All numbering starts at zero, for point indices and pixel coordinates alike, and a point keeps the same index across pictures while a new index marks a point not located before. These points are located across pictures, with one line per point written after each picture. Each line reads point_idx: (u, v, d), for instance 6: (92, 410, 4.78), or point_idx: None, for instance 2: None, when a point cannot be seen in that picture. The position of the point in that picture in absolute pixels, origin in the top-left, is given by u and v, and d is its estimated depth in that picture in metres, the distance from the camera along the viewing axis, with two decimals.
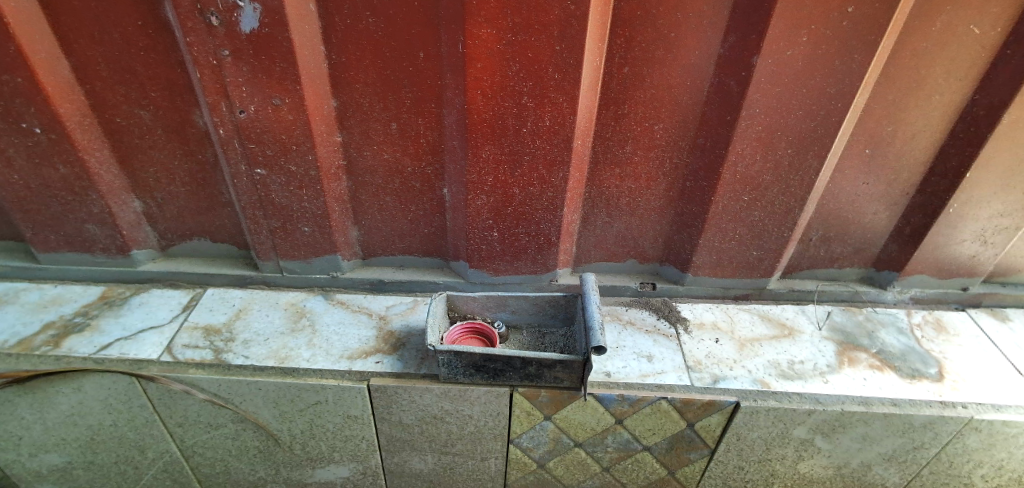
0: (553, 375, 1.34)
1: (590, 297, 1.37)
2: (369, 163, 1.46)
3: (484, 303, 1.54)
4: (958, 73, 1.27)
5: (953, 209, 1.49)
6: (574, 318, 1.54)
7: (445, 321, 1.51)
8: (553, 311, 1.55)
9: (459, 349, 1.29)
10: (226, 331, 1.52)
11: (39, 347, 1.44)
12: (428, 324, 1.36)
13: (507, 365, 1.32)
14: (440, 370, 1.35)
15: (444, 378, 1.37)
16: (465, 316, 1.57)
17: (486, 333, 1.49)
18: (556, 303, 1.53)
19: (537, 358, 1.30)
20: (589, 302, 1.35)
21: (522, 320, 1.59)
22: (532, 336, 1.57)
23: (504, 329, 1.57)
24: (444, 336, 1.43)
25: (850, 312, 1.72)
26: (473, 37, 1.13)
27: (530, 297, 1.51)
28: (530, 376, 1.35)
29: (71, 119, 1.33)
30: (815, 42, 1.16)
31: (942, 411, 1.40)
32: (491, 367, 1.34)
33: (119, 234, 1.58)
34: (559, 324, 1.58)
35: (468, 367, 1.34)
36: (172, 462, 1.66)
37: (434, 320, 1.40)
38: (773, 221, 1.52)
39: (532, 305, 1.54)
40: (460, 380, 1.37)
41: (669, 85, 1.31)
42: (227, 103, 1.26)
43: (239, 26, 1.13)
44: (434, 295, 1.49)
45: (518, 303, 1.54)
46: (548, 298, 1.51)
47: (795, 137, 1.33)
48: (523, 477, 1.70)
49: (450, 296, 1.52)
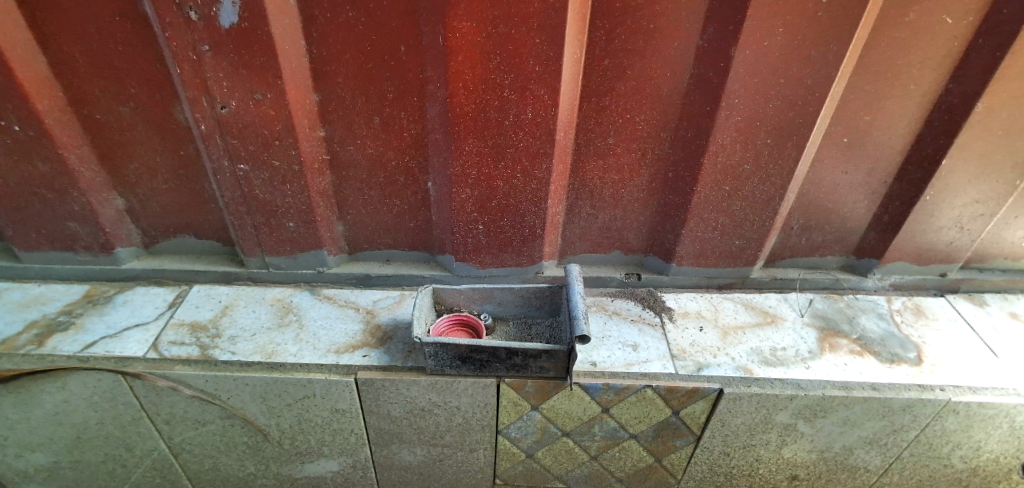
0: (539, 365, 1.35)
1: (574, 287, 1.38)
2: (353, 157, 1.46)
3: (470, 295, 1.55)
4: (931, 63, 1.29)
5: (930, 196, 1.52)
6: (560, 308, 1.56)
7: (431, 313, 1.52)
8: (538, 303, 1.56)
9: (445, 341, 1.29)
10: (213, 327, 1.52)
11: (23, 347, 1.43)
12: (415, 316, 1.37)
13: (493, 356, 1.34)
14: (427, 362, 1.36)
15: (431, 370, 1.38)
16: (452, 309, 1.58)
17: (472, 324, 1.50)
18: (542, 294, 1.54)
19: (522, 349, 1.31)
20: (574, 292, 1.36)
21: (509, 312, 1.60)
22: (518, 327, 1.59)
23: (491, 320, 1.58)
24: (431, 328, 1.44)
25: (831, 299, 1.74)
26: (454, 29, 1.13)
27: (516, 289, 1.52)
28: (516, 367, 1.36)
29: (50, 116, 1.32)
30: (792, 32, 1.18)
31: (920, 394, 1.43)
32: (477, 359, 1.35)
33: (103, 232, 1.57)
34: (545, 315, 1.59)
35: (454, 359, 1.35)
36: (161, 459, 1.66)
37: (420, 313, 1.41)
38: (755, 209, 1.54)
39: (517, 296, 1.55)
40: (447, 371, 1.38)
41: (650, 76, 1.32)
42: (209, 98, 1.26)
43: (219, 20, 1.13)
44: (421, 288, 1.49)
45: (503, 294, 1.55)
46: (534, 289, 1.52)
47: (775, 126, 1.35)
48: (512, 467, 1.72)
49: (437, 289, 1.53)
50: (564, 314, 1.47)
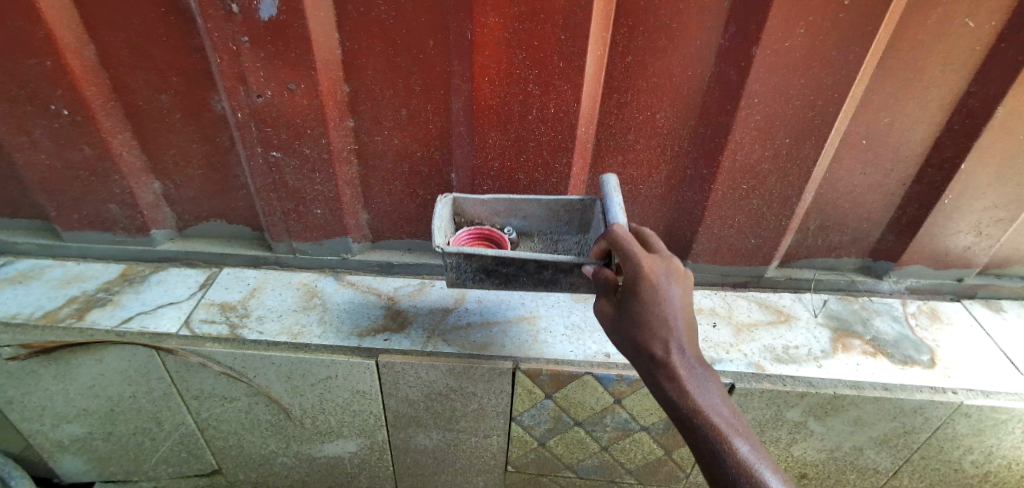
0: (569, 282, 1.28)
1: (611, 197, 1.25)
2: (379, 148, 1.50)
3: (494, 208, 1.46)
4: (953, 67, 1.30)
5: (948, 201, 1.53)
6: (590, 225, 1.47)
7: (451, 225, 1.44)
8: (567, 218, 1.47)
9: (469, 252, 1.20)
10: (241, 307, 1.58)
11: (64, 320, 1.50)
12: (435, 226, 1.26)
13: (521, 270, 1.24)
14: (448, 274, 1.28)
15: (450, 283, 1.31)
16: (472, 222, 1.49)
17: (496, 241, 1.45)
18: (571, 208, 1.45)
19: (554, 262, 1.21)
20: (611, 202, 1.22)
21: (535, 228, 1.51)
22: (544, 244, 1.50)
23: (515, 235, 1.49)
24: (451, 240, 1.36)
25: (846, 301, 1.75)
26: (481, 25, 1.18)
27: (545, 201, 1.43)
28: (545, 283, 1.28)
29: (95, 101, 1.39)
30: (813, 33, 1.20)
31: (932, 396, 1.45)
32: (502, 273, 1.26)
33: (140, 215, 1.64)
34: (573, 232, 1.50)
35: (477, 272, 1.27)
36: (189, 434, 1.73)
37: (441, 225, 1.31)
38: (772, 209, 1.56)
39: (545, 210, 1.46)
40: (469, 284, 1.31)
41: (672, 74, 1.34)
42: (245, 88, 1.32)
43: (258, 14, 1.18)
44: (440, 197, 1.39)
45: (530, 207, 1.46)
46: (563, 202, 1.43)
47: (794, 127, 1.37)
48: (524, 455, 1.76)
49: (457, 199, 1.43)
50: (598, 227, 1.39)
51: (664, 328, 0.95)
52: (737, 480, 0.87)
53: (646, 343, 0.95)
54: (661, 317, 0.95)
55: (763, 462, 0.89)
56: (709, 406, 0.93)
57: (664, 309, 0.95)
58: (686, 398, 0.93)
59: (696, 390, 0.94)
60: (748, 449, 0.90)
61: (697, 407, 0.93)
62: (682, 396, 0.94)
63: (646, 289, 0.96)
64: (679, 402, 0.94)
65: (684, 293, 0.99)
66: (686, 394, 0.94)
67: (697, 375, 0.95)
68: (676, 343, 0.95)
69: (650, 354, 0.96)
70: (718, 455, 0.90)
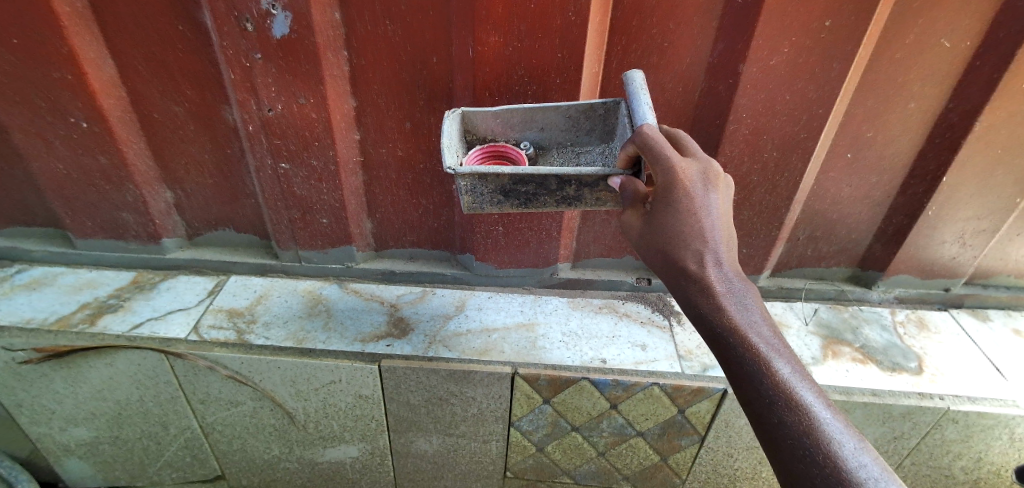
0: (595, 197, 1.12)
1: (638, 97, 1.08)
2: (384, 158, 1.56)
3: (507, 120, 1.29)
4: (933, 84, 1.36)
5: (931, 212, 1.59)
6: (614, 131, 1.29)
7: (461, 144, 1.29)
8: (588, 126, 1.30)
9: (483, 171, 1.04)
10: (248, 313, 1.63)
11: (77, 324, 1.55)
12: (444, 145, 1.10)
13: (541, 188, 1.09)
14: (462, 196, 1.13)
15: (467, 207, 1.16)
16: (485, 139, 1.34)
17: (512, 158, 1.29)
18: (592, 115, 1.27)
19: (577, 176, 1.06)
20: (638, 102, 1.07)
21: (554, 140, 1.34)
22: (564, 158, 1.34)
23: (532, 151, 1.33)
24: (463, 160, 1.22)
25: (836, 310, 1.81)
26: (483, 43, 1.24)
27: (562, 107, 1.26)
28: (568, 200, 1.14)
29: (113, 113, 1.46)
30: (796, 51, 1.26)
31: (919, 401, 1.50)
32: (521, 192, 1.11)
33: (151, 222, 1.70)
34: (595, 141, 1.33)
35: (495, 193, 1.12)
36: (194, 438, 1.77)
37: (451, 143, 1.15)
38: (762, 219, 1.62)
39: (563, 119, 1.29)
40: (486, 208, 1.17)
41: (665, 89, 1.40)
42: (256, 100, 1.38)
43: (271, 31, 1.25)
44: (446, 113, 1.23)
45: (547, 116, 1.29)
46: (584, 108, 1.25)
47: (780, 139, 1.44)
48: (523, 461, 1.79)
49: (466, 114, 1.27)
50: (623, 132, 1.21)
51: (699, 239, 0.87)
52: (774, 402, 0.78)
53: (678, 254, 0.88)
54: (693, 225, 0.87)
55: (805, 385, 0.79)
56: (747, 324, 0.84)
57: (699, 218, 0.87)
58: (720, 314, 0.84)
59: (732, 306, 0.85)
60: (790, 372, 0.80)
61: (733, 326, 0.84)
62: (716, 312, 0.85)
63: (679, 196, 0.87)
64: (713, 319, 0.85)
65: (721, 200, 0.90)
66: (721, 310, 0.85)
67: (734, 290, 0.86)
68: (710, 255, 0.87)
69: (682, 266, 0.88)
70: (755, 377, 0.80)
